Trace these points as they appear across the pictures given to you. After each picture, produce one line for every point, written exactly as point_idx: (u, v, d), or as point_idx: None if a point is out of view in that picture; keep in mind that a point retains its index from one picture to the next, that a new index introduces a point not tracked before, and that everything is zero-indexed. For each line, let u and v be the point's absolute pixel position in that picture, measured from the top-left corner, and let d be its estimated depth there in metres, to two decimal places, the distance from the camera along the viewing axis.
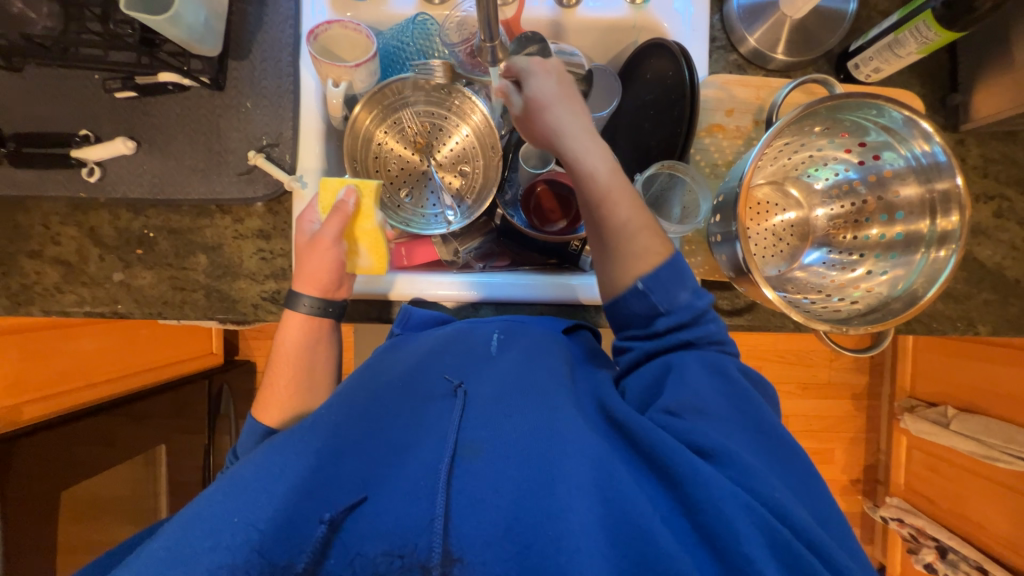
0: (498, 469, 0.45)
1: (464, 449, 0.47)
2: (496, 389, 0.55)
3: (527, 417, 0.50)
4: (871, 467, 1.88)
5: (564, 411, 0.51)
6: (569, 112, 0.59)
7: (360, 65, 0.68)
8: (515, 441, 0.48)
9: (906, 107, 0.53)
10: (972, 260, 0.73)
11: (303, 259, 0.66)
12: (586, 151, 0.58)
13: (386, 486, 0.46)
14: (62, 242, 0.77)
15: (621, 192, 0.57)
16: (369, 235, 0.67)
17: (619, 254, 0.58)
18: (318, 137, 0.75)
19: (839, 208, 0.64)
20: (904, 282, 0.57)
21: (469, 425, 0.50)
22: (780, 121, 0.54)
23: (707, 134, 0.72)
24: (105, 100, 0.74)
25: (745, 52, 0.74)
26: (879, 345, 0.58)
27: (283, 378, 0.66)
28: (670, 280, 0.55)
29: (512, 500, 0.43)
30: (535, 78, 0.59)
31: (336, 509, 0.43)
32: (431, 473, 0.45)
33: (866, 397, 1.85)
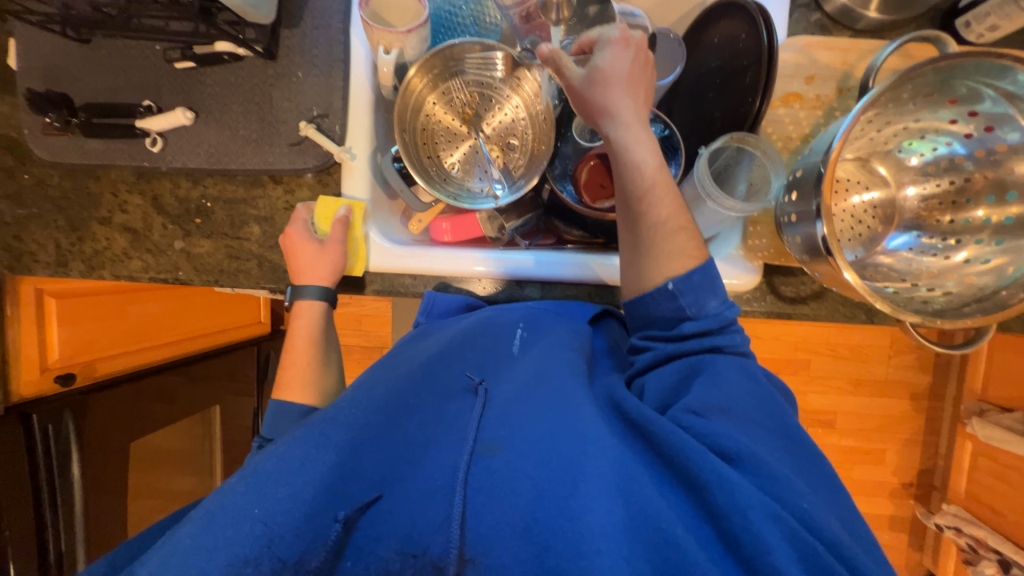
0: (517, 469, 0.45)
1: (483, 447, 0.48)
2: (515, 387, 0.56)
3: (546, 416, 0.49)
4: (927, 471, 1.77)
5: (582, 410, 0.49)
6: (625, 100, 0.56)
7: (412, 31, 0.65)
8: (534, 443, 0.46)
9: None
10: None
11: (308, 255, 0.69)
12: (634, 143, 0.56)
13: (405, 484, 0.47)
14: (129, 210, 0.81)
15: (662, 189, 0.55)
16: (362, 238, 0.73)
17: (654, 252, 0.55)
18: (367, 107, 0.74)
19: (934, 187, 0.58)
20: (1014, 270, 0.50)
21: (488, 424, 0.50)
22: (879, 85, 0.47)
23: (782, 104, 0.66)
24: (165, 71, 0.76)
25: (831, 10, 0.66)
26: (976, 343, 0.52)
27: (301, 363, 0.69)
28: (701, 285, 0.54)
29: (531, 500, 0.43)
30: (609, 52, 0.56)
31: (352, 507, 0.44)
32: (450, 474, 0.46)
33: (928, 398, 1.73)
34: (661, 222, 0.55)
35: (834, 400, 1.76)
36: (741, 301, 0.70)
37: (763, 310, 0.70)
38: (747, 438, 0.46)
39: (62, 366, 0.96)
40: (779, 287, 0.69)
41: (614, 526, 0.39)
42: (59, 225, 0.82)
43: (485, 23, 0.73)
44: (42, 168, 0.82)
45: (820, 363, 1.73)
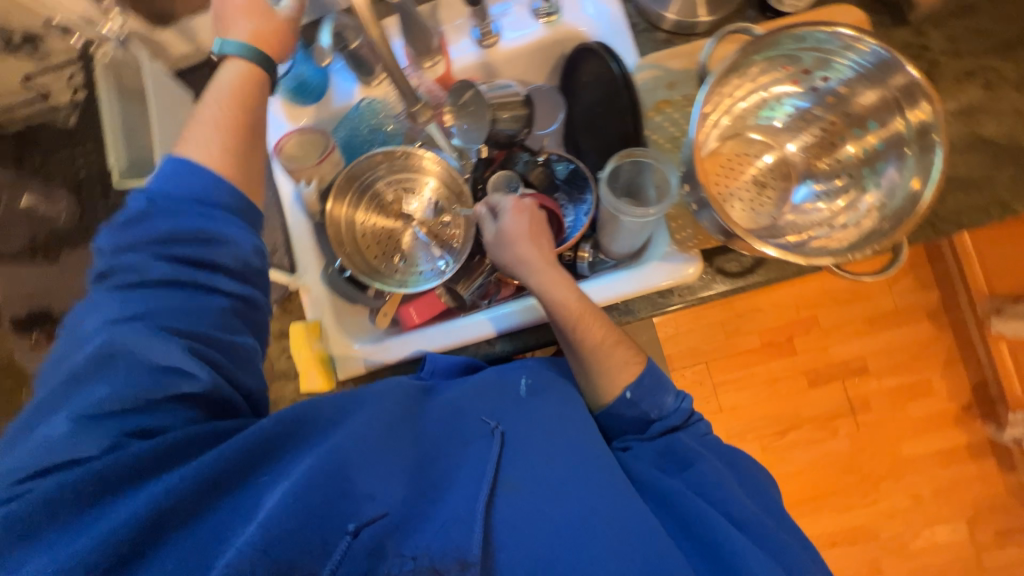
0: (538, 507, 0.49)
1: (505, 485, 0.50)
2: (534, 425, 0.57)
3: (564, 460, 0.53)
4: (980, 385, 1.70)
5: (602, 461, 0.54)
6: (532, 249, 0.66)
7: (325, 159, 0.76)
8: (552, 483, 0.51)
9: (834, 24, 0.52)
10: (964, 144, 0.71)
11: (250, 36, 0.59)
12: (552, 284, 0.64)
13: (426, 515, 0.47)
14: None
15: (587, 317, 0.63)
16: (311, 359, 0.77)
17: (598, 368, 0.63)
18: (306, 234, 0.81)
19: (809, 138, 0.63)
20: (900, 188, 0.54)
21: (508, 461, 0.53)
22: (712, 73, 0.54)
23: (656, 112, 0.74)
24: None
25: (669, 26, 0.75)
26: (896, 264, 0.55)
27: (218, 127, 0.55)
28: (653, 386, 0.62)
29: (551, 538, 0.47)
30: (509, 217, 0.68)
31: (361, 519, 0.43)
32: (471, 503, 0.48)
33: (944, 312, 1.71)
34: (594, 343, 0.62)
35: (855, 345, 1.74)
36: (694, 290, 0.73)
37: (718, 291, 0.73)
38: (727, 484, 0.54)
39: None
40: (723, 266, 0.72)
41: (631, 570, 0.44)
42: None
43: (389, 130, 0.82)
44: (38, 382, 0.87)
45: (827, 313, 1.75)
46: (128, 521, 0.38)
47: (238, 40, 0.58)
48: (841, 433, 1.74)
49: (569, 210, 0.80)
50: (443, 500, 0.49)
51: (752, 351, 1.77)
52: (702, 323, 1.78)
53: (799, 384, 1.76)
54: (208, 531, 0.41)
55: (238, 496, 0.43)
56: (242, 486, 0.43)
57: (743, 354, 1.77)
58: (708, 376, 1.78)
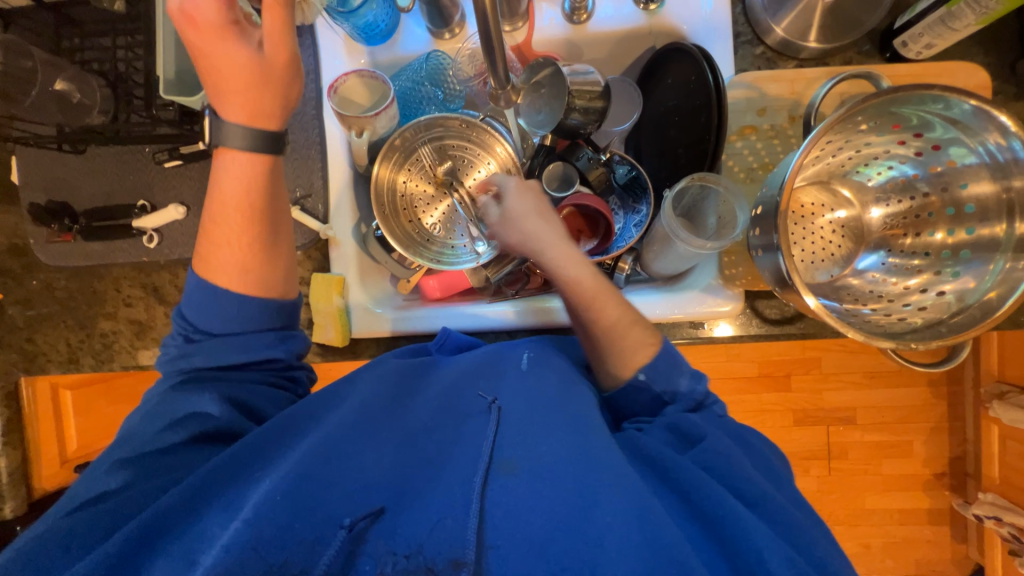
0: (534, 489, 0.44)
1: (500, 464, 0.47)
2: (529, 401, 0.53)
3: (559, 435, 0.48)
4: (958, 459, 1.73)
5: (597, 429, 0.49)
6: (541, 225, 0.64)
7: (380, 112, 0.69)
8: (548, 459, 0.46)
9: (972, 96, 0.47)
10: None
11: (242, 114, 0.53)
12: (564, 260, 0.62)
13: (416, 500, 0.45)
14: (133, 302, 0.85)
15: (603, 295, 0.60)
16: (330, 313, 0.74)
17: (615, 352, 0.58)
18: (346, 183, 0.78)
19: (897, 205, 0.59)
20: (976, 291, 0.51)
21: (503, 440, 0.49)
22: (821, 125, 0.49)
23: (739, 137, 0.69)
24: (156, 170, 0.80)
25: (773, 43, 0.69)
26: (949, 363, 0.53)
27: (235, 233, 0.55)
28: (667, 368, 0.56)
29: (546, 523, 0.42)
30: (514, 196, 0.66)
31: (355, 514, 0.42)
32: (465, 486, 0.46)
33: (946, 383, 1.70)
34: (611, 323, 0.58)
35: (852, 395, 1.75)
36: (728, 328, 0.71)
37: (750, 334, 0.71)
38: (737, 461, 0.47)
39: (77, 456, 1.06)
40: (762, 310, 0.70)
41: (630, 549, 0.39)
42: (67, 324, 0.86)
43: (450, 89, 0.76)
44: (49, 272, 0.86)
45: (832, 358, 1.74)
46: (125, 531, 0.39)
47: (235, 121, 0.53)
48: (811, 473, 1.79)
49: (618, 216, 0.77)
50: (438, 483, 0.47)
51: (749, 380, 1.77)
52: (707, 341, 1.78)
53: (785, 419, 1.78)
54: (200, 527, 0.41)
55: (230, 492, 0.44)
56: (236, 484, 0.45)
57: (739, 380, 1.78)
58: None
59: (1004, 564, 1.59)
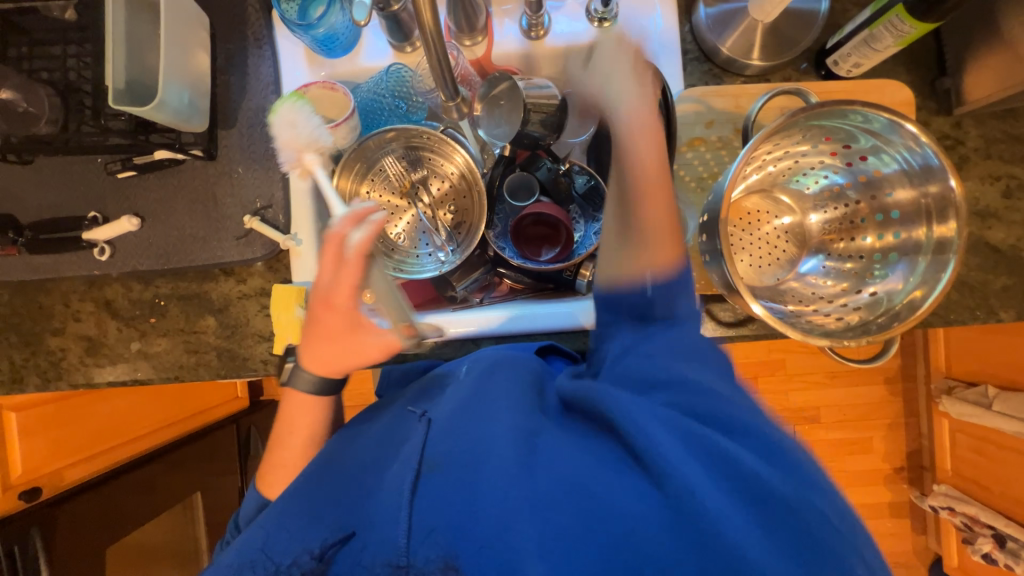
0: (450, 479, 0.42)
1: (426, 465, 0.44)
2: (455, 403, 0.51)
3: (472, 424, 0.46)
4: (915, 452, 1.81)
5: (506, 408, 0.47)
6: (633, 79, 0.54)
7: (339, 124, 0.70)
8: (461, 445, 0.44)
9: (885, 109, 0.51)
10: (966, 244, 0.73)
11: (314, 366, 0.58)
12: (632, 110, 0.53)
13: (364, 518, 0.44)
14: (83, 318, 0.82)
15: (652, 136, 0.52)
16: (291, 324, 0.76)
17: (641, 249, 0.48)
18: (307, 192, 0.78)
19: (832, 212, 0.63)
20: (903, 291, 0.55)
21: (428, 441, 0.47)
22: (757, 135, 0.53)
23: (689, 149, 0.71)
24: (108, 182, 0.78)
25: (719, 61, 0.73)
26: (879, 359, 0.57)
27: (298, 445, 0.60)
28: (676, 291, 0.47)
29: (463, 508, 0.40)
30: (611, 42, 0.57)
31: (324, 543, 0.44)
32: (398, 493, 0.43)
33: (901, 380, 1.79)
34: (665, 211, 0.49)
35: (814, 395, 1.82)
36: None
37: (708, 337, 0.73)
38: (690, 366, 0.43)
39: (23, 482, 0.98)
40: (717, 314, 0.73)
41: (540, 519, 0.37)
42: (11, 343, 0.82)
43: (413, 101, 0.77)
44: None
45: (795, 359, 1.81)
46: None
47: (309, 372, 0.59)
48: None
49: (579, 224, 0.79)
50: (379, 487, 0.46)
51: None
52: None
53: None
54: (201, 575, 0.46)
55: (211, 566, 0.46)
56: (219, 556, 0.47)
57: None
58: None
59: (960, 553, 1.66)
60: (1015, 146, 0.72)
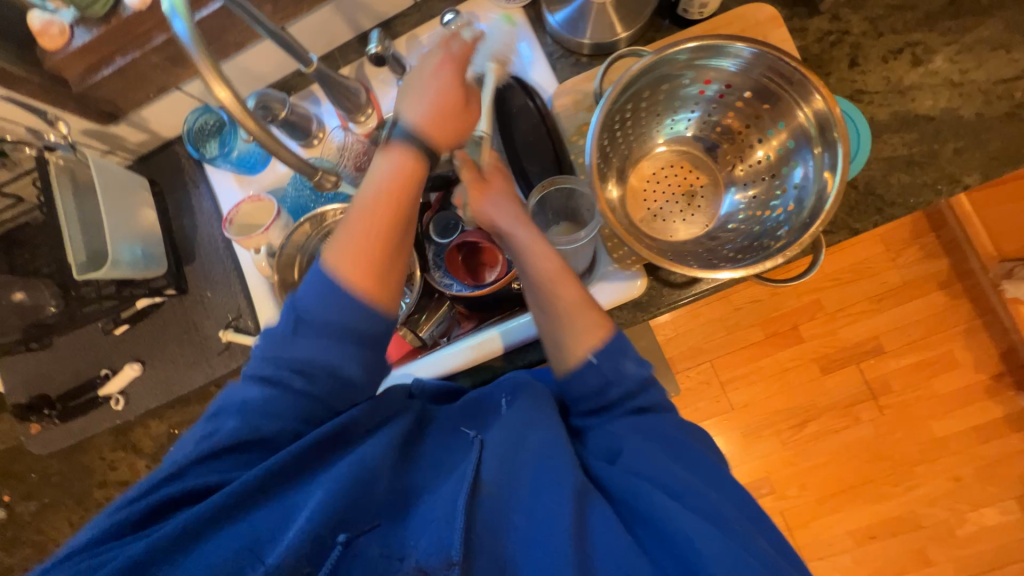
0: (522, 511, 0.47)
1: (488, 488, 0.48)
2: (518, 431, 0.54)
3: (543, 463, 0.50)
4: (1010, 352, 1.60)
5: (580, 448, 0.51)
6: (515, 213, 0.61)
7: (269, 226, 0.78)
8: (533, 481, 0.48)
9: (698, 38, 0.52)
10: (899, 123, 0.68)
11: (348, 261, 0.52)
12: (529, 254, 0.59)
13: (403, 520, 0.46)
14: (117, 464, 0.91)
15: (559, 277, 0.58)
16: None
17: (560, 324, 0.57)
18: (266, 294, 0.85)
19: (723, 146, 0.65)
20: (813, 184, 0.54)
21: (490, 464, 0.50)
22: (605, 101, 0.53)
23: (580, 136, 0.74)
24: (110, 340, 0.89)
25: (589, 51, 0.77)
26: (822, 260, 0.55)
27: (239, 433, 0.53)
28: (614, 350, 0.54)
29: (533, 536, 0.45)
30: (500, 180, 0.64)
31: (351, 531, 0.43)
32: (454, 501, 0.46)
33: (957, 279, 1.62)
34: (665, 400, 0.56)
35: (865, 325, 1.69)
36: (643, 306, 0.73)
37: (669, 304, 0.72)
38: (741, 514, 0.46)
39: None
40: (668, 278, 0.72)
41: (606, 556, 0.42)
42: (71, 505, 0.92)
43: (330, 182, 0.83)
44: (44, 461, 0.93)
45: (830, 295, 1.70)
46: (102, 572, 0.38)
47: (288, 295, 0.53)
48: (863, 419, 1.67)
49: None
50: (417, 529, 0.45)
51: (757, 344, 1.73)
52: (702, 321, 1.76)
53: (810, 372, 1.71)
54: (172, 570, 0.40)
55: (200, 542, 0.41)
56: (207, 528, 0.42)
57: (748, 348, 1.74)
58: (715, 375, 1.74)
59: None
60: (906, 15, 0.69)
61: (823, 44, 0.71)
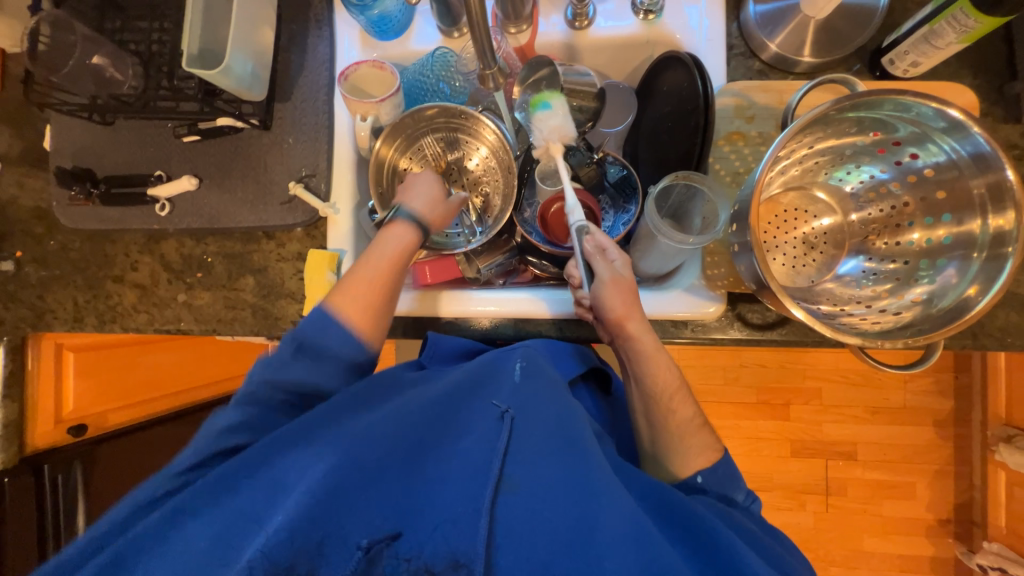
0: (538, 509, 0.50)
1: (508, 484, 0.51)
2: (537, 431, 0.56)
3: (554, 468, 0.53)
4: (964, 506, 1.68)
5: (590, 462, 0.53)
6: (629, 296, 0.64)
7: (384, 99, 0.73)
8: (544, 483, 0.52)
9: (934, 99, 0.49)
10: None
11: (374, 284, 0.64)
12: (635, 335, 0.64)
13: (418, 518, 0.49)
14: (139, 268, 0.89)
15: (657, 360, 0.65)
16: (321, 288, 0.79)
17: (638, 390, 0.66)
18: (349, 166, 0.83)
19: (875, 212, 0.61)
20: (956, 288, 0.52)
21: (514, 459, 0.53)
22: (798, 120, 0.51)
23: (726, 142, 0.71)
24: (175, 144, 0.85)
25: (767, 57, 0.72)
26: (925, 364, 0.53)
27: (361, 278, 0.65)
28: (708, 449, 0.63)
29: (546, 540, 0.48)
30: (617, 261, 0.67)
31: (371, 536, 0.46)
32: (476, 504, 0.50)
33: (952, 425, 1.68)
34: (685, 421, 0.65)
35: (850, 429, 1.73)
36: (707, 329, 0.73)
37: (731, 337, 0.72)
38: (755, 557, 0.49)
39: (74, 418, 1.10)
40: (745, 314, 0.71)
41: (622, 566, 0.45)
42: (76, 284, 0.91)
43: (455, 86, 0.81)
44: (67, 235, 0.91)
45: (833, 389, 1.73)
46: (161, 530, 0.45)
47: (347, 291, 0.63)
48: (807, 508, 1.74)
49: (609, 214, 0.81)
50: (426, 537, 0.48)
51: (746, 406, 1.76)
52: (704, 363, 1.77)
53: (781, 450, 1.75)
54: (215, 528, 0.45)
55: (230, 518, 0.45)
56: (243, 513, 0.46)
57: (735, 406, 1.76)
58: None
59: None
60: None
61: (1001, 155, 0.67)
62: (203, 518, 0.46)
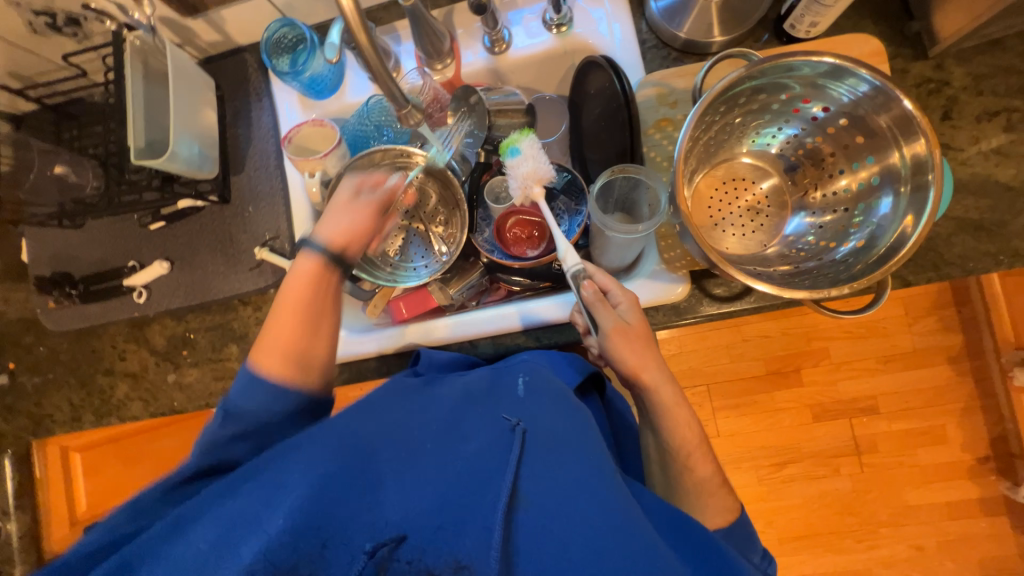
0: (548, 517, 0.48)
1: (519, 498, 0.50)
2: (554, 438, 0.56)
3: (567, 480, 0.51)
4: (1000, 439, 1.63)
5: (603, 474, 0.52)
6: (634, 340, 0.63)
7: (327, 153, 0.78)
8: (557, 493, 0.50)
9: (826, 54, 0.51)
10: (978, 187, 0.68)
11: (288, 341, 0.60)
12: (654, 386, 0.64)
13: (429, 525, 0.48)
14: (127, 356, 0.92)
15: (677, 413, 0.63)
16: None
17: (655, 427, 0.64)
18: (308, 221, 0.85)
19: (807, 169, 0.64)
20: (892, 224, 0.54)
21: (527, 467, 0.52)
22: (705, 95, 0.52)
23: (657, 130, 0.73)
24: (143, 233, 0.89)
25: (679, 45, 0.75)
26: (877, 305, 0.54)
27: (284, 327, 0.60)
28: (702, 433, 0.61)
29: (554, 548, 0.46)
30: (622, 307, 0.65)
31: (376, 540, 0.45)
32: (490, 509, 0.48)
33: (967, 359, 1.65)
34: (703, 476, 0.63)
35: (866, 383, 1.70)
36: (680, 311, 0.73)
37: (704, 314, 0.73)
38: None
39: (87, 518, 1.11)
40: (709, 289, 0.72)
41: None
42: (71, 384, 0.93)
43: (397, 128, 0.84)
44: (55, 338, 0.94)
45: (840, 346, 1.71)
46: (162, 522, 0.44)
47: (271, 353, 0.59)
48: (842, 472, 1.69)
49: (564, 219, 0.82)
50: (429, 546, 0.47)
51: (757, 379, 1.74)
52: (707, 344, 1.76)
53: (803, 417, 1.72)
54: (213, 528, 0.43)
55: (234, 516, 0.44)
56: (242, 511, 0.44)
57: (746, 381, 1.74)
58: (708, 399, 1.75)
59: None
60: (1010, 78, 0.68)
61: (920, 91, 0.70)
62: (194, 528, 0.44)
